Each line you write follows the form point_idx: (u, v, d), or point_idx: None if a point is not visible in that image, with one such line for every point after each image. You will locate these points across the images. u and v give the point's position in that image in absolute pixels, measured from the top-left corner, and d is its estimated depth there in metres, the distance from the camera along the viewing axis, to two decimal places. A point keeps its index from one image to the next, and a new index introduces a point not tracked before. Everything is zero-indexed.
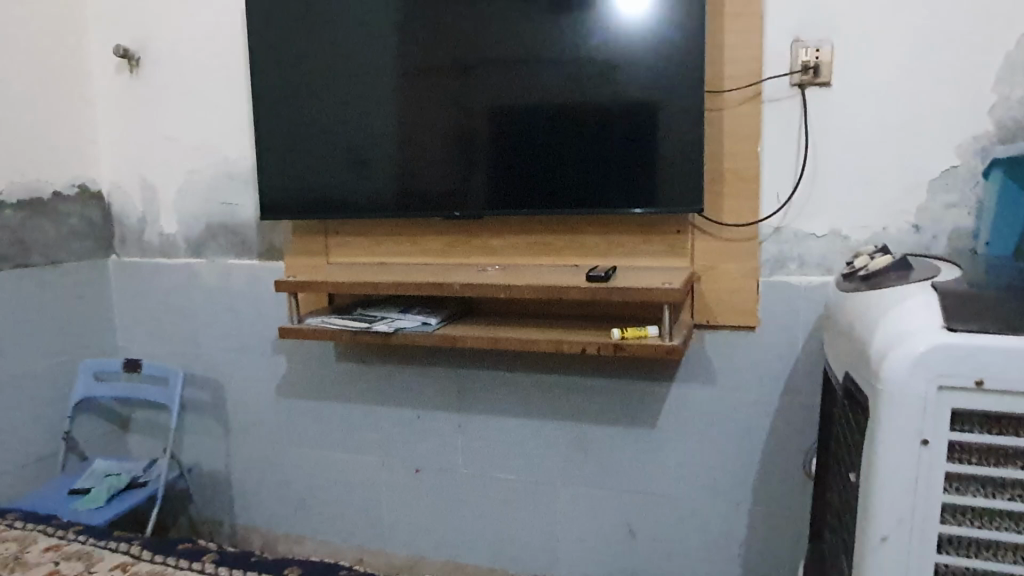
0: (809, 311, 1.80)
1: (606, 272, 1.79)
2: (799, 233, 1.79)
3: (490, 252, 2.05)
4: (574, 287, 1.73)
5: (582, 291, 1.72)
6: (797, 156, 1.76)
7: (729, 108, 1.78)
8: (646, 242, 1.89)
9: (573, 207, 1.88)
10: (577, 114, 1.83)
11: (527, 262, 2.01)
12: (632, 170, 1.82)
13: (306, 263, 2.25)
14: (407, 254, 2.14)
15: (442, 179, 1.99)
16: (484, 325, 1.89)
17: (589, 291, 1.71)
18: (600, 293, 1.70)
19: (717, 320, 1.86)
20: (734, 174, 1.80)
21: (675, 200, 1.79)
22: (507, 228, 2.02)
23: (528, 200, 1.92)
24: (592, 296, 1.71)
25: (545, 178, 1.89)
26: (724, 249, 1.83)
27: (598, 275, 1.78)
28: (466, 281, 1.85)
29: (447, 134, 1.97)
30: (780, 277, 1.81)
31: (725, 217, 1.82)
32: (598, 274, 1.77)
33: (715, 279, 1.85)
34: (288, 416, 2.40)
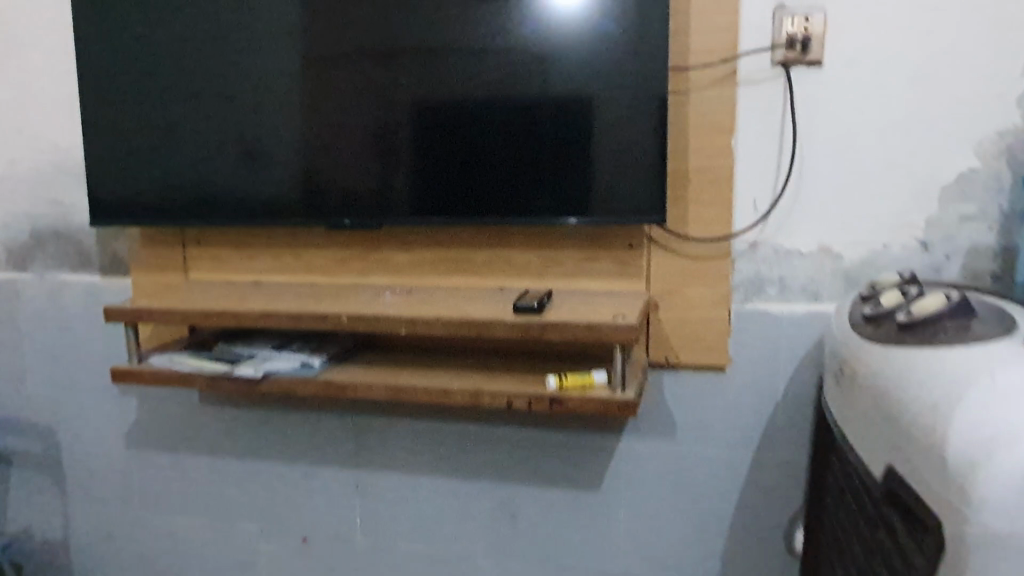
0: (792, 347, 1.44)
1: (540, 300, 1.38)
2: (781, 252, 1.43)
3: (392, 269, 1.61)
4: (498, 322, 1.31)
5: (510, 327, 1.30)
6: (779, 154, 1.39)
7: (695, 91, 1.40)
8: (590, 260, 1.49)
9: (498, 217, 1.46)
10: (506, 95, 1.42)
11: (439, 284, 1.58)
12: (575, 171, 1.42)
13: (160, 281, 1.76)
14: (288, 272, 1.68)
15: (332, 177, 1.55)
16: (382, 367, 1.45)
17: (518, 327, 1.30)
18: (533, 330, 1.29)
19: (678, 358, 1.48)
20: (701, 175, 1.42)
21: (629, 208, 1.41)
22: (415, 240, 1.59)
23: (442, 205, 1.49)
24: (523, 335, 1.30)
25: (465, 180, 1.47)
26: (687, 269, 1.45)
27: (526, 304, 1.35)
28: (358, 311, 1.41)
29: (339, 121, 1.52)
30: (756, 305, 1.45)
31: (690, 230, 1.44)
32: (526, 303, 1.34)
33: (675, 307, 1.47)
34: (141, 473, 1.90)
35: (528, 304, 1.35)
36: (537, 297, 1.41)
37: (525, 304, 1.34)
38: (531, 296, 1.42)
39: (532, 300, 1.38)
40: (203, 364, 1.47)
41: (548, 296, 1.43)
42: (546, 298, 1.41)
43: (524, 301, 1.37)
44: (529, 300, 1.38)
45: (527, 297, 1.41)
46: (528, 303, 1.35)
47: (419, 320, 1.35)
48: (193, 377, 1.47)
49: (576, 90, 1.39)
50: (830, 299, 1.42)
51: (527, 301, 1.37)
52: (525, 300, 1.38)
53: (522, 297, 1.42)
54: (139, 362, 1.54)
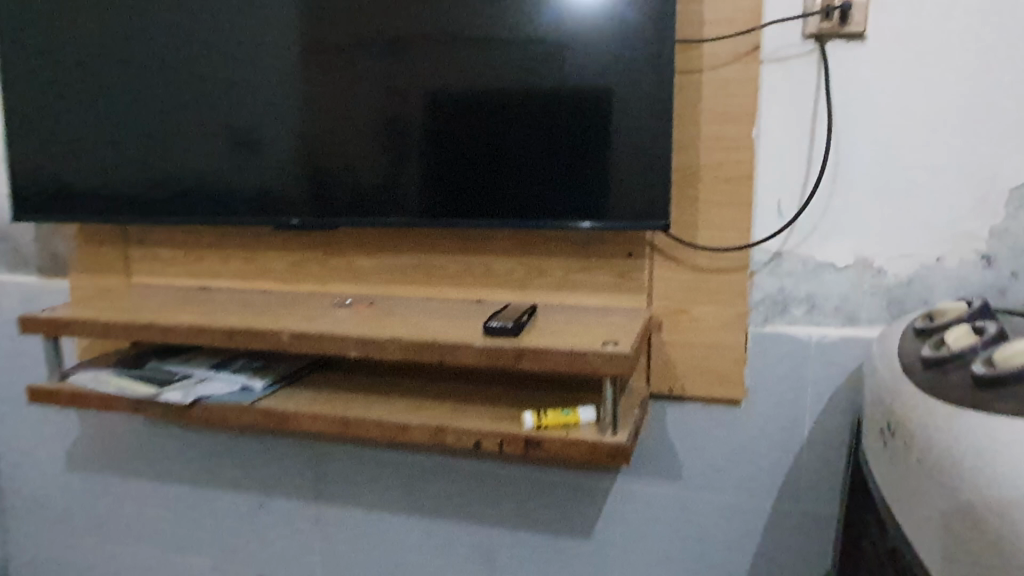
0: (821, 378, 1.21)
1: (518, 318, 1.15)
2: (809, 265, 1.19)
3: (355, 277, 1.39)
4: (465, 345, 1.08)
5: (478, 353, 1.07)
6: (811, 147, 1.15)
7: (709, 69, 1.16)
8: (582, 270, 1.26)
9: (477, 219, 1.24)
10: (486, 74, 1.20)
11: (407, 295, 1.36)
12: (566, 165, 1.20)
13: (100, 284, 1.56)
14: (239, 277, 1.47)
15: (287, 170, 1.34)
16: (335, 393, 1.23)
17: (488, 353, 1.07)
18: (505, 356, 1.06)
19: (685, 389, 1.25)
20: (715, 171, 1.18)
21: (628, 210, 1.18)
22: (380, 243, 1.37)
23: (411, 203, 1.27)
24: (493, 361, 1.07)
25: (438, 175, 1.25)
26: (696, 284, 1.22)
27: (497, 322, 1.12)
28: (301, 327, 1.18)
29: (295, 105, 1.31)
30: (779, 327, 1.22)
31: (701, 237, 1.20)
32: (497, 323, 1.11)
33: (682, 328, 1.23)
34: (84, 496, 1.71)
35: (500, 322, 1.12)
36: (515, 314, 1.17)
37: (496, 323, 1.11)
38: (509, 313, 1.19)
39: (507, 318, 1.15)
40: (127, 385, 1.26)
41: (529, 312, 1.19)
42: (527, 315, 1.18)
43: (498, 319, 1.14)
44: (503, 318, 1.15)
45: (504, 314, 1.18)
46: (502, 321, 1.12)
47: (372, 340, 1.12)
48: (116, 400, 1.27)
49: (568, 69, 1.16)
50: (869, 323, 1.18)
51: (500, 319, 1.14)
52: (499, 318, 1.15)
53: (499, 313, 1.19)
54: (62, 380, 1.34)
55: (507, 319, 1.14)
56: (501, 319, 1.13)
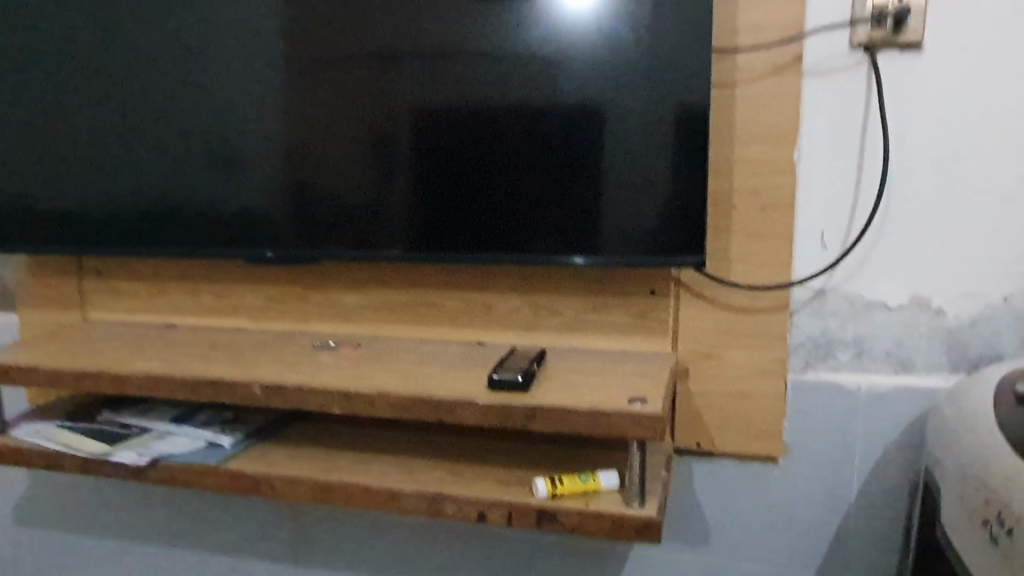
0: (871, 433, 1.06)
1: (527, 367, 1.00)
2: (856, 304, 1.05)
3: (339, 314, 1.23)
4: (468, 402, 0.92)
5: (483, 411, 0.92)
6: (859, 172, 1.02)
7: (743, 82, 1.02)
8: (596, 309, 1.11)
9: (478, 252, 1.09)
10: (489, 88, 1.05)
11: (398, 336, 1.21)
12: (581, 192, 1.05)
13: (51, 320, 1.39)
14: (208, 314, 1.30)
15: (264, 195, 1.18)
16: (316, 451, 1.07)
17: (496, 412, 0.91)
18: (515, 415, 0.91)
19: (715, 444, 1.10)
20: (750, 199, 1.04)
21: (655, 244, 1.03)
22: (367, 277, 1.21)
23: (405, 233, 1.12)
24: (502, 422, 0.91)
25: (434, 202, 1.10)
26: (728, 326, 1.07)
27: (503, 373, 0.97)
28: (276, 376, 1.02)
29: (271, 123, 1.15)
30: (822, 375, 1.07)
31: (733, 273, 1.06)
32: (504, 375, 0.96)
33: (712, 375, 1.08)
34: (34, 556, 1.53)
35: (507, 373, 0.97)
36: (522, 362, 1.02)
37: (502, 375, 0.96)
38: (516, 360, 1.04)
39: (515, 367, 0.99)
40: (74, 442, 1.09)
41: (537, 360, 1.04)
42: (537, 363, 1.03)
43: (504, 369, 0.99)
44: (510, 367, 0.99)
45: (511, 362, 1.03)
46: (509, 373, 0.97)
47: (359, 395, 0.96)
48: (61, 460, 1.09)
49: (584, 82, 1.02)
50: (925, 371, 1.04)
51: (506, 369, 0.99)
52: (506, 367, 1.00)
53: (504, 361, 1.04)
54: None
55: (514, 369, 0.99)
56: (508, 369, 0.98)
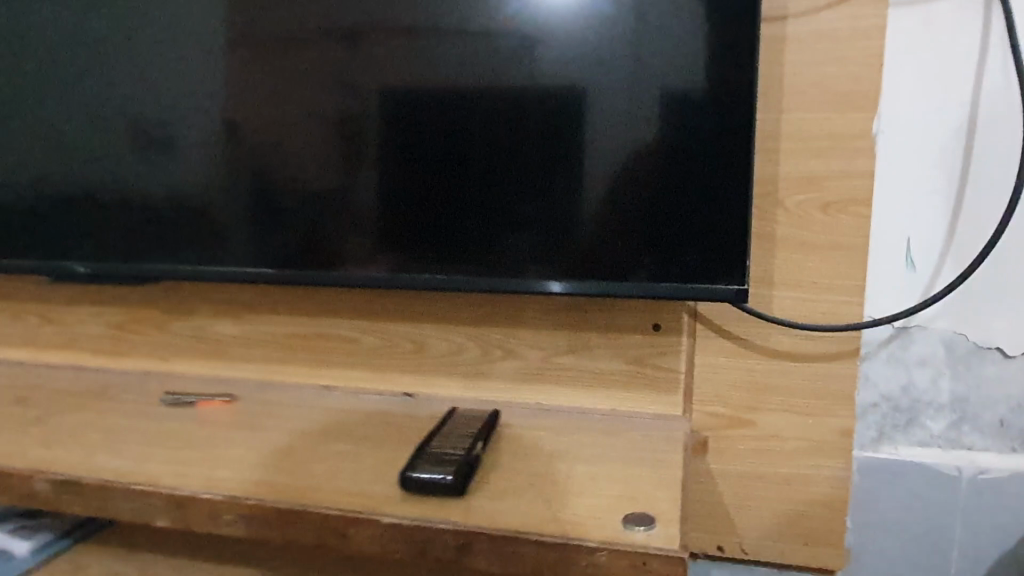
0: (975, 540, 0.72)
1: (466, 450, 0.64)
2: (955, 350, 0.71)
3: (213, 352, 0.87)
4: (364, 520, 0.58)
5: (389, 535, 0.57)
6: (969, 153, 0.68)
7: (798, 16, 0.68)
8: (575, 352, 0.76)
9: (417, 274, 0.73)
10: (432, 28, 0.69)
11: (294, 384, 0.85)
12: (572, 185, 0.68)
13: None
14: (37, 346, 0.94)
15: (103, 183, 0.80)
16: (157, 568, 0.72)
17: (407, 539, 0.57)
18: (437, 546, 0.56)
19: (746, 548, 0.76)
20: (804, 192, 0.70)
21: (677, 265, 0.67)
22: (254, 302, 0.86)
23: (309, 244, 0.75)
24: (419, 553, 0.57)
25: (356, 199, 0.73)
26: (768, 381, 0.73)
27: (426, 466, 0.61)
28: (82, 463, 0.67)
29: (125, 77, 0.78)
30: (902, 452, 0.73)
31: (776, 303, 0.71)
32: (424, 470, 0.60)
33: (742, 450, 0.74)
34: None
35: (432, 465, 0.61)
36: (461, 435, 0.67)
37: (422, 473, 0.60)
38: (451, 430, 0.68)
39: (447, 450, 0.64)
40: None
41: (483, 429, 0.69)
42: (482, 437, 0.68)
43: (428, 455, 0.63)
44: (439, 450, 0.64)
45: (444, 434, 0.67)
46: (435, 466, 0.61)
47: (195, 502, 0.62)
48: None
49: (573, 15, 0.65)
50: None
51: (432, 454, 0.63)
52: (432, 449, 0.64)
53: (433, 433, 0.68)
54: None
55: (445, 454, 0.63)
56: (436, 455, 0.63)
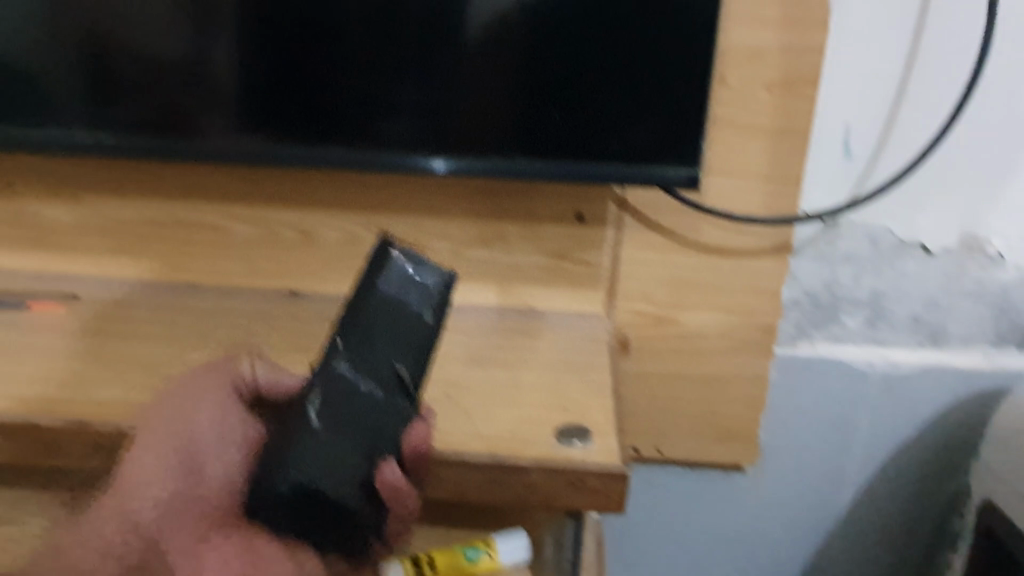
0: (878, 433, 0.73)
1: (381, 392, 0.44)
2: (880, 247, 0.69)
3: (44, 241, 0.72)
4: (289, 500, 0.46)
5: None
6: (920, 35, 0.63)
7: None
8: (489, 245, 0.68)
9: (301, 146, 0.61)
10: None
11: (151, 279, 0.72)
12: (486, 38, 0.56)
13: None
14: None
15: None
16: None
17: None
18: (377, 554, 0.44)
19: (660, 449, 0.73)
20: (750, 69, 0.62)
21: (619, 145, 0.59)
22: (92, 179, 0.69)
23: (166, 107, 0.60)
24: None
25: (213, 49, 0.59)
26: (694, 277, 0.68)
27: (312, 473, 0.40)
28: None
29: None
30: (820, 349, 0.72)
31: (710, 193, 0.66)
32: (317, 481, 0.40)
33: (664, 350, 0.70)
34: None
35: (325, 465, 0.41)
36: (376, 335, 0.44)
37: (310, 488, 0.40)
38: (368, 311, 0.44)
39: (351, 405, 0.43)
40: None
41: (416, 314, 0.45)
42: (408, 331, 0.45)
43: (307, 427, 0.42)
44: (342, 399, 0.43)
45: (355, 324, 0.44)
46: (329, 468, 0.41)
47: (24, 431, 0.51)
48: None
49: None
50: (962, 344, 0.72)
51: (324, 416, 0.42)
52: (330, 402, 0.42)
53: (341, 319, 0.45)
54: None
55: (345, 422, 0.42)
56: (332, 425, 0.42)
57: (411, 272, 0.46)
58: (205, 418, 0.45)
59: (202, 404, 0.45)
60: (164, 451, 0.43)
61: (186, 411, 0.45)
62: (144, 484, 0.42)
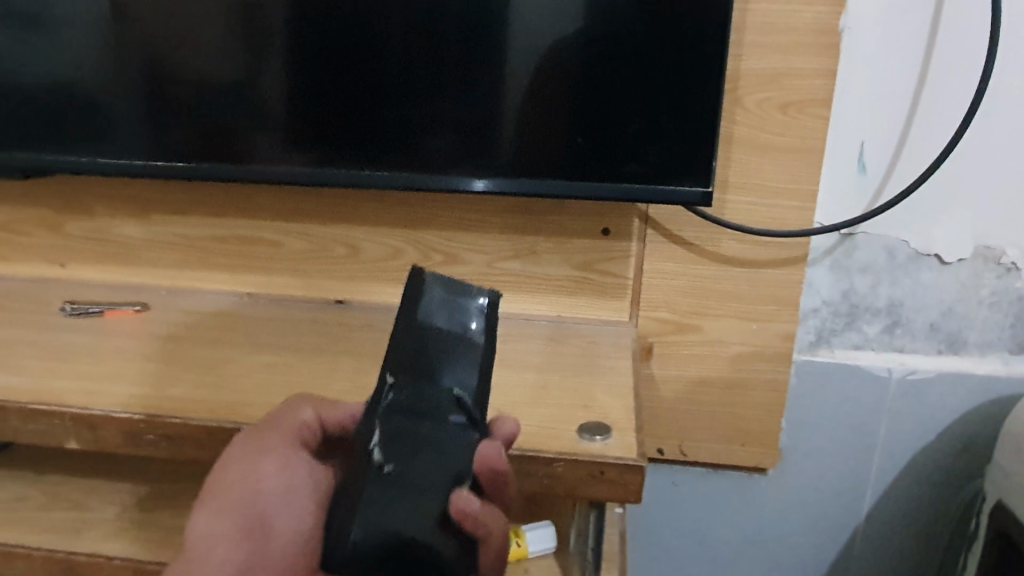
0: (896, 437, 0.75)
1: (441, 423, 0.44)
2: (896, 257, 0.72)
3: (117, 255, 0.79)
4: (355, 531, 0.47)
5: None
6: (930, 56, 0.66)
7: None
8: (520, 257, 0.73)
9: (348, 169, 0.67)
10: None
11: (212, 290, 0.79)
12: (515, 70, 0.62)
13: None
14: None
15: None
16: (66, 488, 0.68)
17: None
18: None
19: (684, 451, 0.77)
20: (766, 91, 0.66)
21: (639, 166, 0.63)
22: (161, 199, 0.77)
23: (230, 135, 0.67)
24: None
25: (270, 83, 0.65)
26: (714, 287, 0.72)
27: (380, 523, 0.41)
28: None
29: None
30: (838, 355, 0.75)
31: (729, 207, 0.69)
32: (387, 529, 0.41)
33: (686, 355, 0.74)
34: None
35: (392, 513, 0.41)
36: (423, 365, 0.44)
37: (381, 537, 0.40)
38: (411, 347, 0.44)
39: (410, 443, 0.43)
40: None
41: (461, 335, 0.45)
42: (457, 356, 0.45)
43: (366, 479, 0.41)
44: (401, 440, 0.43)
45: (399, 361, 0.44)
46: (395, 514, 0.41)
47: (106, 424, 0.58)
48: None
49: None
50: (979, 351, 0.74)
51: (385, 461, 0.42)
52: (389, 446, 0.42)
53: (386, 361, 0.44)
54: None
55: (407, 463, 0.42)
56: (394, 471, 0.42)
57: (450, 299, 0.46)
58: (272, 479, 0.46)
59: (266, 463, 0.46)
60: (235, 519, 0.44)
61: (250, 472, 0.46)
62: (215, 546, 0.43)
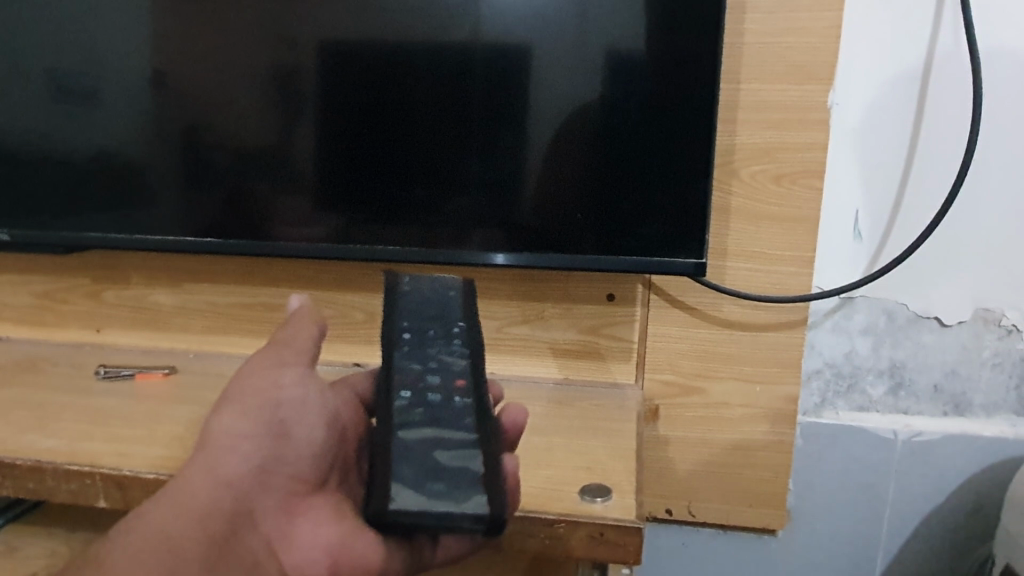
0: (906, 498, 0.76)
1: (453, 398, 0.51)
2: (896, 320, 0.74)
3: (149, 322, 0.84)
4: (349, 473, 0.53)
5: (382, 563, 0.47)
6: (918, 130, 0.69)
7: None
8: (528, 322, 0.76)
9: (368, 236, 0.71)
10: None
11: (236, 353, 0.83)
12: (523, 143, 0.66)
13: None
14: None
15: (32, 144, 0.75)
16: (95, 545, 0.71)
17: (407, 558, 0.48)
18: (438, 555, 0.48)
19: (693, 511, 0.78)
20: (759, 163, 0.69)
21: (642, 231, 0.66)
22: (193, 269, 0.82)
23: (262, 202, 0.72)
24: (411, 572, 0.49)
25: (299, 162, 0.71)
26: (717, 351, 0.74)
27: (445, 495, 0.44)
28: (32, 437, 0.67)
29: (54, 28, 0.72)
30: (844, 417, 0.76)
31: (728, 273, 0.72)
32: (448, 501, 0.44)
33: (692, 417, 0.76)
34: None
35: (459, 488, 0.45)
36: (424, 356, 0.54)
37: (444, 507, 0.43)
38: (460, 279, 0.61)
39: (449, 418, 0.49)
40: None
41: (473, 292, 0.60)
42: (448, 352, 0.55)
43: (413, 444, 0.47)
44: (437, 419, 0.49)
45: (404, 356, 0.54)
46: (466, 488, 0.45)
47: (133, 485, 0.61)
48: None
49: None
50: (985, 412, 0.75)
51: (430, 437, 0.48)
52: (421, 419, 0.49)
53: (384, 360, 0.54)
54: None
55: (452, 435, 0.48)
56: (447, 443, 0.47)
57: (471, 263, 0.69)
58: (291, 391, 0.52)
59: (288, 375, 0.52)
60: (259, 416, 0.50)
61: (271, 380, 0.51)
62: (233, 447, 0.49)
